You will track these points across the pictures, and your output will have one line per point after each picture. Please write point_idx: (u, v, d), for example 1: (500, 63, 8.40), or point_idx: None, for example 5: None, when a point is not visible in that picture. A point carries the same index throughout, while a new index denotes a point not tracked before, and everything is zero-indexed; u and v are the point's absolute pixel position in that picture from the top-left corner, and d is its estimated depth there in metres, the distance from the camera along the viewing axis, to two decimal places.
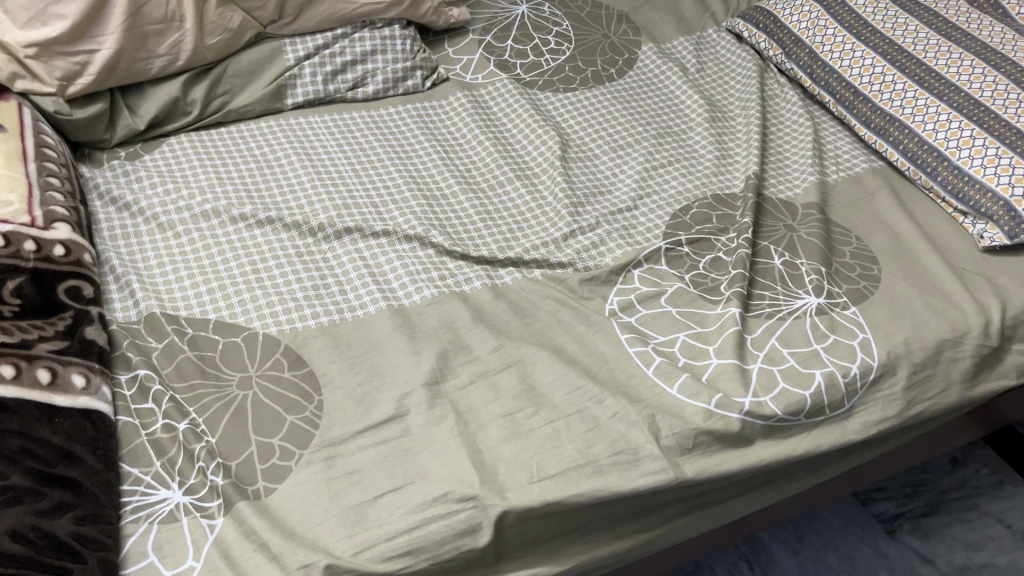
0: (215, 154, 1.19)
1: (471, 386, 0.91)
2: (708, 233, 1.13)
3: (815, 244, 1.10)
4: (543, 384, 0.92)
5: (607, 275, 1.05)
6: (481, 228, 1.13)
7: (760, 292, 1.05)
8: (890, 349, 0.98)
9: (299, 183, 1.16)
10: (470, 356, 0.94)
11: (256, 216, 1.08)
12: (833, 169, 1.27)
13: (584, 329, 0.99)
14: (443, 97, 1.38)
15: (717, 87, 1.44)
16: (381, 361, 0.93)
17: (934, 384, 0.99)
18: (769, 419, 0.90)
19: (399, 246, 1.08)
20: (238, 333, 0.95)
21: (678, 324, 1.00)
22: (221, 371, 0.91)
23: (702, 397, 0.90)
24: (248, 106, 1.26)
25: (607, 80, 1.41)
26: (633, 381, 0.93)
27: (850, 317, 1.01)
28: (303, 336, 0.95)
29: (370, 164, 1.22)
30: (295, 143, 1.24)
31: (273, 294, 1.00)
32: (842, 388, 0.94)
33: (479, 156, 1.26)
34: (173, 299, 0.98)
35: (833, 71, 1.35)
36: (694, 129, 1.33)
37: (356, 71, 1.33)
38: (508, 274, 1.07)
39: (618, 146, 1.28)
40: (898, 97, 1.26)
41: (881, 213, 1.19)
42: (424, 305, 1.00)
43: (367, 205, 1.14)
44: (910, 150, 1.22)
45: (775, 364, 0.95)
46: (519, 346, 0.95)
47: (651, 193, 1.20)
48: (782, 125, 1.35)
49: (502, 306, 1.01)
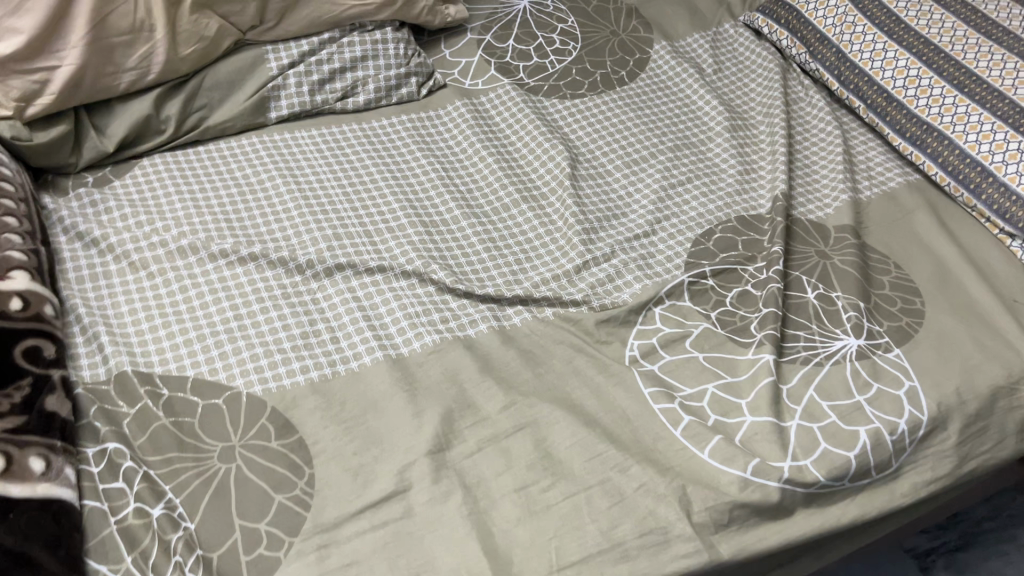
0: (192, 178, 1.09)
1: (480, 453, 0.82)
2: (734, 262, 1.03)
3: (851, 275, 1.01)
4: (559, 449, 0.83)
5: (626, 315, 0.95)
6: (485, 260, 1.03)
7: (794, 333, 0.95)
8: (939, 400, 0.89)
9: (284, 211, 1.06)
10: (478, 417, 0.85)
11: (237, 253, 0.98)
12: (866, 183, 1.17)
13: (603, 381, 0.89)
14: (441, 105, 1.27)
15: (736, 90, 1.33)
16: (379, 424, 0.84)
17: (988, 438, 0.90)
18: (811, 487, 0.82)
19: (396, 284, 0.98)
20: (219, 393, 0.85)
21: (706, 372, 0.91)
22: (200, 441, 0.81)
23: (737, 463, 0.81)
24: (227, 122, 1.15)
25: (618, 84, 1.31)
26: (659, 443, 0.84)
27: (894, 361, 0.92)
28: (292, 396, 0.86)
29: (361, 187, 1.12)
30: (280, 163, 1.13)
31: (258, 346, 0.90)
32: (889, 447, 0.85)
33: (480, 174, 1.16)
34: (146, 353, 0.88)
35: (863, 73, 1.24)
36: (713, 139, 1.23)
37: (345, 79, 1.22)
38: (517, 314, 0.97)
39: (632, 160, 1.18)
40: (936, 104, 1.16)
41: (922, 236, 1.09)
42: (425, 354, 0.91)
43: (360, 235, 1.04)
44: (950, 163, 1.12)
45: (815, 421, 0.86)
46: (531, 403, 0.86)
47: (669, 215, 1.10)
48: (809, 134, 1.25)
49: (512, 353, 0.92)
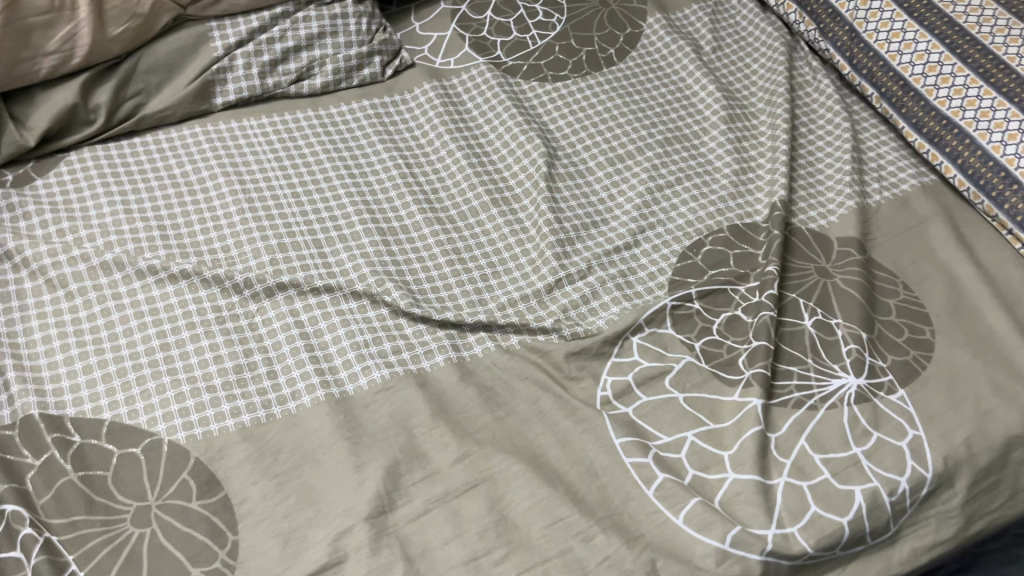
0: (124, 176, 0.98)
1: (427, 516, 0.73)
2: (724, 281, 0.92)
3: (854, 300, 0.90)
4: (517, 512, 0.74)
5: (600, 347, 0.85)
6: (447, 275, 0.92)
7: (787, 369, 0.85)
8: (946, 454, 0.79)
9: (226, 217, 0.95)
10: (428, 470, 0.76)
11: (167, 269, 0.88)
12: (876, 186, 1.05)
13: (570, 427, 0.80)
14: (407, 88, 1.15)
15: (736, 72, 1.20)
16: (315, 481, 0.75)
17: (999, 495, 0.80)
18: (796, 559, 0.73)
19: (345, 306, 0.88)
20: (137, 441, 0.76)
21: (685, 417, 0.81)
22: (112, 500, 0.72)
23: (715, 532, 0.72)
24: (166, 110, 1.03)
25: (605, 65, 1.18)
26: (629, 504, 0.75)
27: (897, 405, 0.82)
28: (220, 445, 0.77)
29: (313, 186, 1.00)
30: (224, 158, 1.02)
31: (185, 383, 0.81)
32: (887, 510, 0.76)
33: (447, 170, 1.05)
34: (59, 391, 0.79)
35: (878, 56, 1.11)
36: (708, 131, 1.11)
37: (299, 60, 1.10)
38: (478, 342, 0.87)
39: (616, 155, 1.07)
40: (958, 96, 1.03)
41: (936, 251, 0.98)
42: (373, 393, 0.81)
43: (309, 245, 0.93)
44: (971, 165, 1.00)
45: (805, 478, 0.77)
46: (487, 455, 0.77)
47: (654, 222, 0.99)
48: (814, 125, 1.13)
49: (470, 392, 0.82)
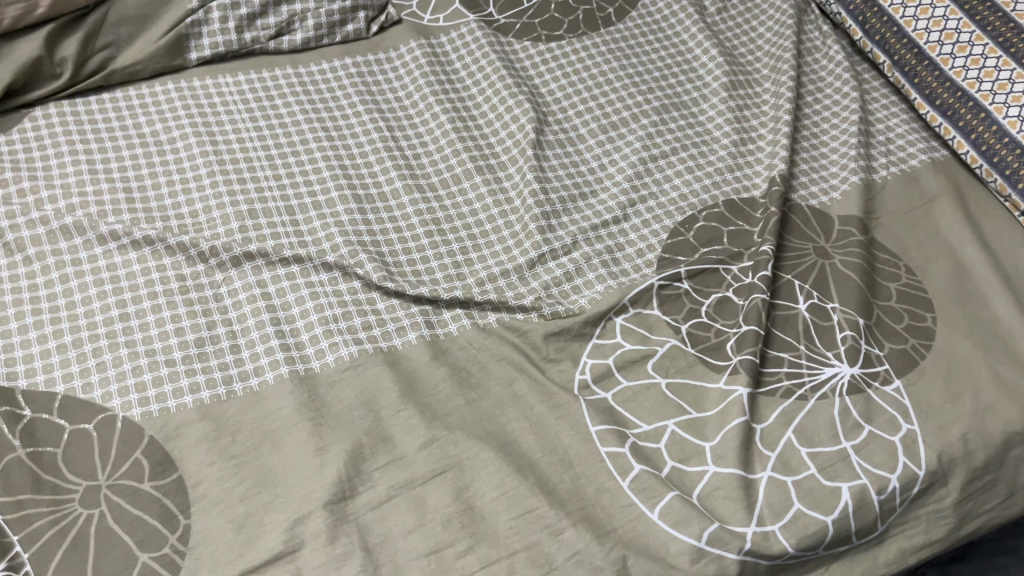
0: (91, 135, 0.93)
1: (389, 504, 0.70)
2: (716, 261, 0.87)
3: (852, 283, 0.85)
4: (483, 502, 0.70)
5: (580, 328, 0.81)
6: (425, 247, 0.88)
7: (778, 356, 0.81)
8: (941, 451, 0.75)
9: (196, 180, 0.91)
10: (393, 455, 0.72)
11: (130, 235, 0.84)
12: (882, 161, 1.00)
13: (545, 412, 0.76)
14: (393, 45, 1.09)
15: (741, 35, 1.14)
16: (275, 464, 0.72)
17: (994, 494, 0.76)
18: (776, 558, 0.69)
19: (316, 277, 0.84)
20: (90, 417, 0.72)
21: (667, 405, 0.77)
22: (61, 479, 0.69)
23: (691, 529, 0.69)
24: (137, 64, 0.98)
25: (602, 25, 1.12)
26: (603, 497, 0.71)
27: (892, 396, 0.78)
28: (176, 423, 0.73)
29: (288, 148, 0.96)
30: (197, 117, 0.97)
31: (143, 355, 0.77)
32: (875, 508, 0.72)
33: (431, 134, 1.00)
34: (11, 361, 0.75)
35: (892, 22, 1.04)
36: (708, 99, 1.05)
37: (279, 13, 1.04)
38: (454, 319, 0.82)
39: (609, 122, 1.02)
40: (975, 66, 0.97)
41: (943, 232, 0.93)
42: (339, 371, 0.77)
43: (281, 212, 0.89)
44: (984, 141, 0.94)
45: (791, 473, 0.73)
46: (456, 440, 0.73)
47: (646, 195, 0.94)
48: (820, 94, 1.07)
49: (442, 372, 0.78)
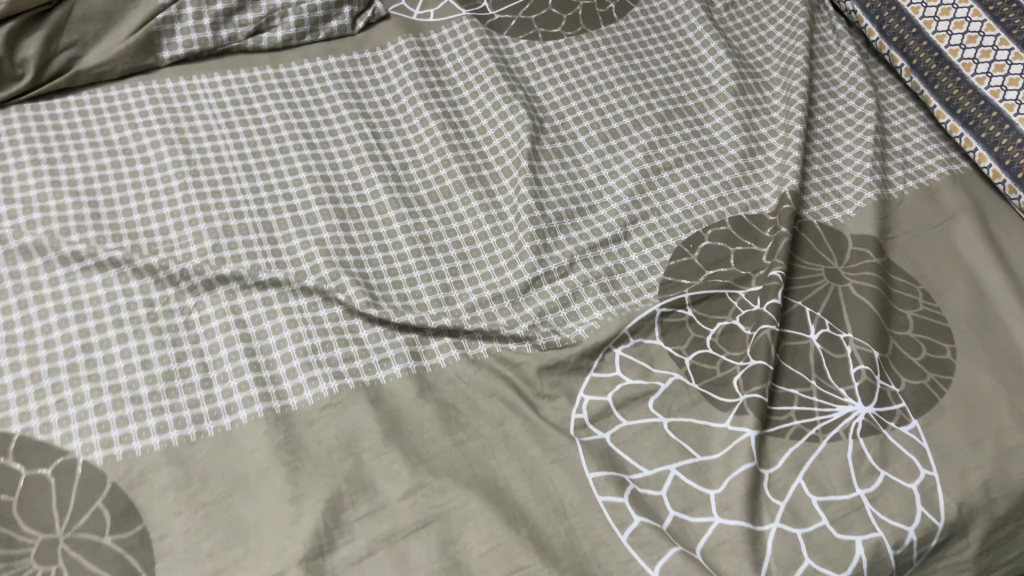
0: (54, 142, 0.87)
1: (370, 560, 0.65)
2: (722, 285, 0.82)
3: (867, 311, 0.80)
4: (471, 557, 0.65)
5: (577, 361, 0.76)
6: (412, 269, 0.82)
7: (787, 392, 0.76)
8: (961, 500, 0.70)
9: (167, 193, 0.85)
10: (374, 504, 0.67)
11: (94, 256, 0.78)
12: (898, 173, 0.94)
13: (539, 455, 0.71)
14: (380, 43, 1.03)
15: (749, 34, 1.08)
16: (247, 514, 0.66)
17: (1016, 545, 0.72)
18: None
19: (294, 302, 0.78)
20: (47, 461, 0.67)
21: (669, 447, 0.72)
22: (15, 532, 0.63)
23: None
24: (105, 64, 0.92)
25: (602, 22, 1.06)
26: (600, 552, 0.66)
27: (909, 438, 0.73)
28: (141, 468, 0.67)
29: (267, 157, 0.90)
30: (169, 123, 0.91)
31: (106, 391, 0.71)
32: (891, 564, 0.68)
33: (420, 142, 0.94)
34: None
35: (912, 22, 0.98)
36: (714, 104, 0.99)
37: (258, 9, 0.98)
38: (442, 350, 0.77)
39: (609, 129, 0.96)
40: (999, 73, 0.90)
41: (962, 253, 0.87)
42: (318, 409, 0.72)
43: (258, 228, 0.83)
44: (1009, 154, 0.88)
45: (802, 525, 0.68)
46: (442, 488, 0.68)
47: (648, 211, 0.88)
48: (833, 99, 1.01)
49: (428, 410, 0.73)
